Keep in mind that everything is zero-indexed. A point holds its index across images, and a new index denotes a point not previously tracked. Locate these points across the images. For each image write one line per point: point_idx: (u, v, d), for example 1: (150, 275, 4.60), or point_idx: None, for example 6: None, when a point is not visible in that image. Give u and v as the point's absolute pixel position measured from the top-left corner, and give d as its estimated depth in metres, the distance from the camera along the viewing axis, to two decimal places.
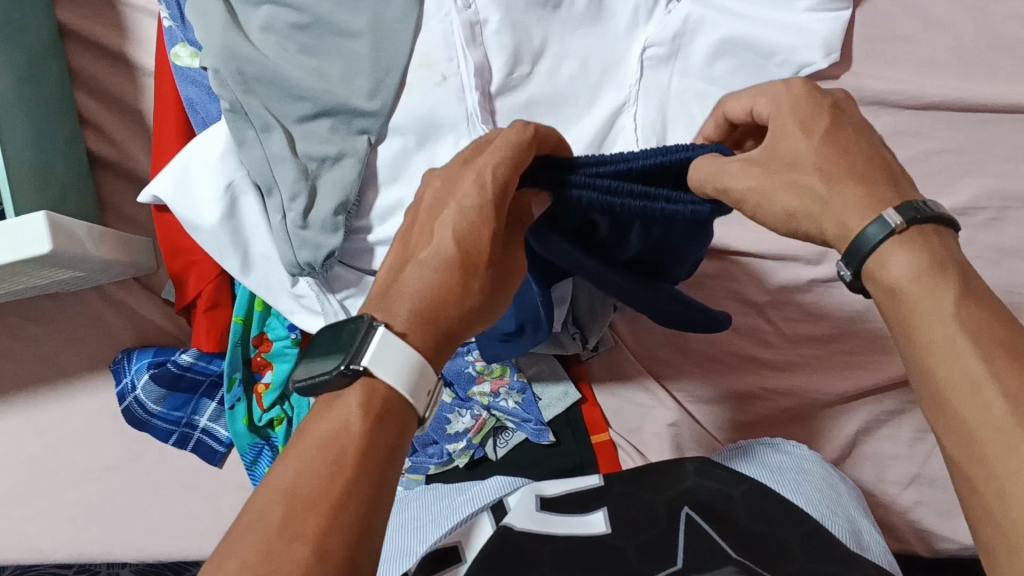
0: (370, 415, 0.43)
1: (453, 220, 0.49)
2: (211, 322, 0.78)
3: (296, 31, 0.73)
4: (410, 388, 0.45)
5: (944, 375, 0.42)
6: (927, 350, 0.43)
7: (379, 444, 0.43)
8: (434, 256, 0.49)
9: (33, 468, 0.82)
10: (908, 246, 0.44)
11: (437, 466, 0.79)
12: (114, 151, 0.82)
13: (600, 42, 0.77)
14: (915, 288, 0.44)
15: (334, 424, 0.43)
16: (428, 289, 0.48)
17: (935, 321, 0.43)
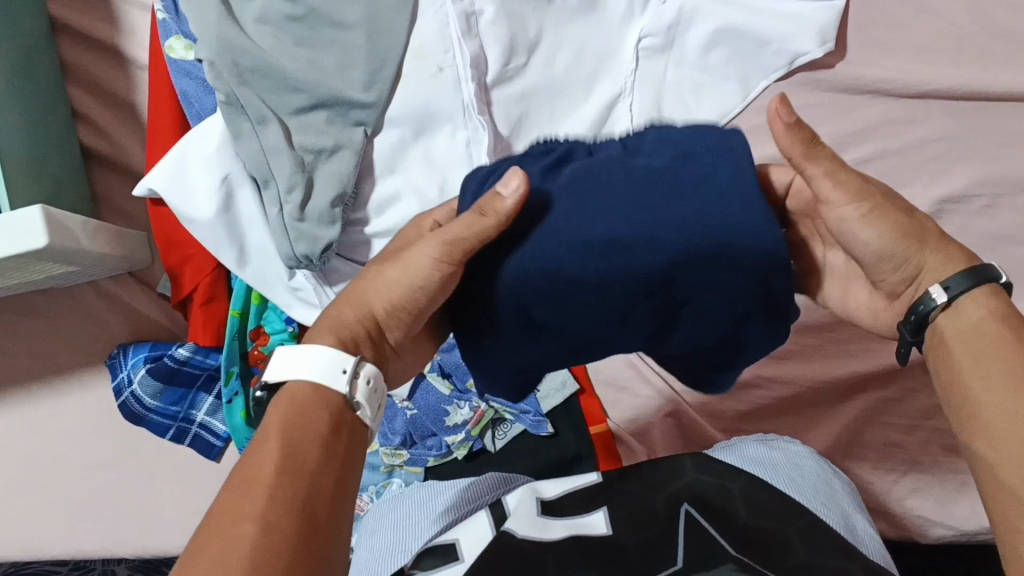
0: (287, 407, 0.44)
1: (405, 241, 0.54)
2: (208, 316, 0.77)
3: (290, 22, 0.72)
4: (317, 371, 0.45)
5: (994, 411, 0.43)
6: (984, 395, 0.44)
7: (307, 427, 0.43)
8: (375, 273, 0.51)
9: (28, 465, 0.82)
10: (985, 295, 0.46)
11: (435, 458, 0.79)
12: (107, 145, 0.81)
13: (595, 32, 0.78)
14: (997, 326, 0.45)
15: (259, 430, 0.44)
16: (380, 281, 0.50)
17: (1002, 361, 0.44)
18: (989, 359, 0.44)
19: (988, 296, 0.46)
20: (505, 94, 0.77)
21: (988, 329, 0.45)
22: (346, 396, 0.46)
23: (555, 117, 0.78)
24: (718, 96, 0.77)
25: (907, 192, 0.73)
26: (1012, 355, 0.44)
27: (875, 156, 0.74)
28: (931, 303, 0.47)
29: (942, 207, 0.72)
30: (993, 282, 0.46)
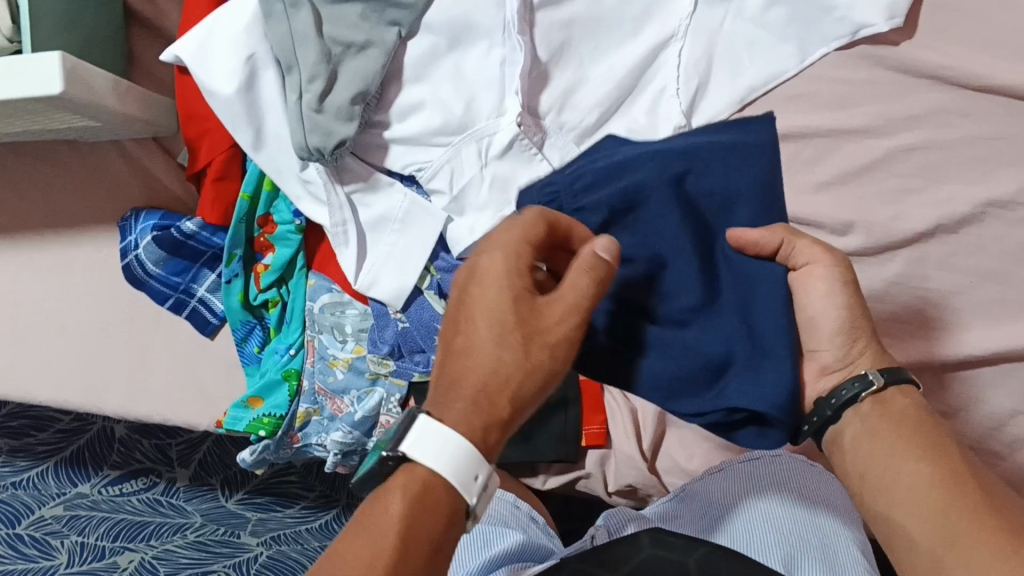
0: (410, 498, 0.45)
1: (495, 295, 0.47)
2: (218, 194, 0.76)
3: None
4: (454, 472, 0.46)
5: (905, 486, 0.53)
6: (891, 472, 0.54)
7: (420, 535, 0.45)
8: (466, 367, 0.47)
9: (31, 310, 0.83)
10: (897, 397, 0.56)
11: (421, 374, 0.77)
12: (148, 5, 0.79)
13: None
14: (895, 421, 0.55)
15: (382, 509, 0.45)
16: (478, 370, 0.47)
17: (904, 444, 0.54)
18: (882, 432, 0.55)
19: (898, 397, 0.56)
20: (550, 18, 0.75)
21: (883, 407, 0.56)
22: (468, 501, 0.46)
23: (595, 50, 0.76)
24: (771, 56, 0.75)
25: (949, 188, 0.71)
26: (917, 438, 0.54)
27: (923, 146, 0.72)
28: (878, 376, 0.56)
29: (985, 209, 0.70)
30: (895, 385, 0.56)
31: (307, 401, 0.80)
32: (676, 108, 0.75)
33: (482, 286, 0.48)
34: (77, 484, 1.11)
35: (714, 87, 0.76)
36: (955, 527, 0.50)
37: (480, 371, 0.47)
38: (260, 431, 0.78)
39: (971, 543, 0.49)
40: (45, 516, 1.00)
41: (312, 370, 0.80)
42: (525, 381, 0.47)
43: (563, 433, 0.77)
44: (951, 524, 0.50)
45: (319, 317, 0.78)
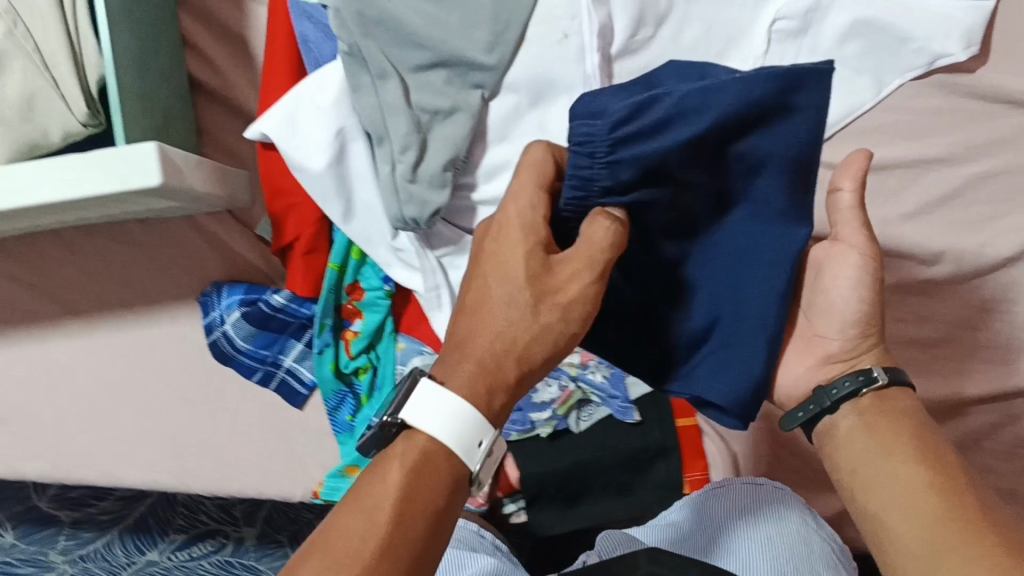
0: (407, 469, 0.47)
1: (512, 257, 0.50)
2: (308, 266, 0.75)
3: None
4: (456, 441, 0.48)
5: (896, 495, 0.55)
6: (885, 476, 0.56)
7: (415, 504, 0.47)
8: (489, 331, 0.49)
9: (114, 391, 0.82)
10: (892, 398, 0.59)
11: (519, 433, 0.78)
12: (215, 78, 0.78)
13: (727, 8, 0.74)
14: (889, 422, 0.57)
15: (379, 482, 0.47)
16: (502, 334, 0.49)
17: (897, 450, 0.56)
18: (881, 430, 0.57)
19: (900, 397, 0.59)
20: (628, 66, 0.75)
21: (881, 408, 0.58)
22: (469, 468, 0.49)
23: None
24: (848, 92, 0.75)
25: None
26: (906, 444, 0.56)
27: (1003, 170, 0.73)
28: (882, 375, 0.58)
29: None
30: (893, 384, 0.59)
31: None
32: None
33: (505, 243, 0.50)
34: (145, 552, 1.10)
35: None
36: (949, 535, 0.52)
37: (505, 332, 0.49)
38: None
39: (960, 558, 0.50)
40: None
41: None
42: (536, 346, 0.50)
43: (666, 483, 0.78)
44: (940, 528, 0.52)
45: None
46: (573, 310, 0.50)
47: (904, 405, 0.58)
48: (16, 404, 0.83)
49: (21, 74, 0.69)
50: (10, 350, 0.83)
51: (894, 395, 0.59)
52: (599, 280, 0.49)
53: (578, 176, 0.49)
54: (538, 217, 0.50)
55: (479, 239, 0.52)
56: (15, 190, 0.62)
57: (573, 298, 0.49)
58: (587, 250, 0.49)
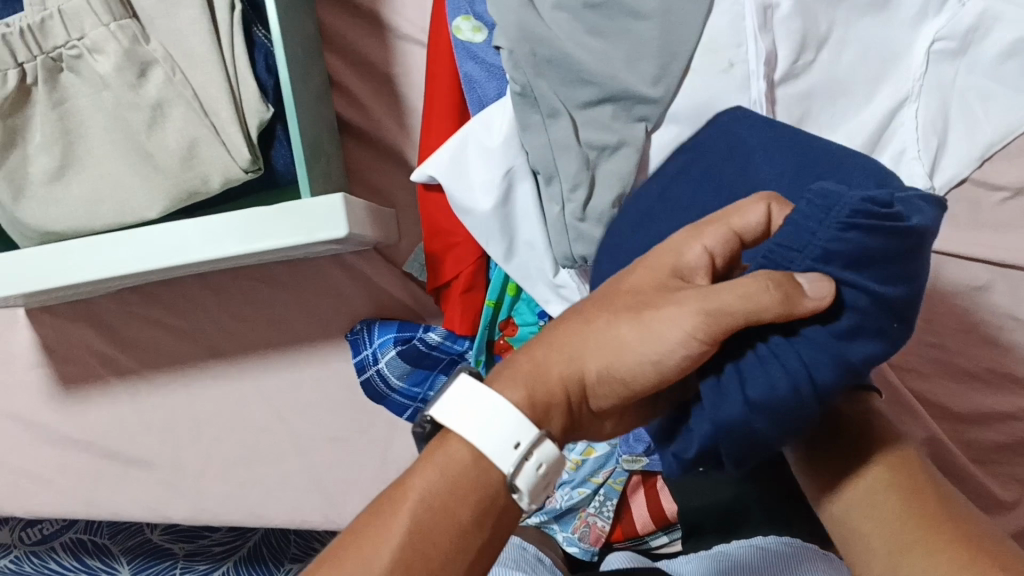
0: (436, 471, 0.43)
1: (640, 271, 0.46)
2: (465, 306, 0.74)
3: (588, 10, 0.68)
4: (489, 448, 0.43)
5: (867, 519, 0.47)
6: (833, 484, 0.49)
7: (442, 519, 0.42)
8: (576, 346, 0.46)
9: (259, 432, 0.82)
10: (874, 396, 0.53)
11: (677, 465, 0.77)
12: (363, 116, 0.77)
13: (885, 30, 0.74)
14: (841, 419, 0.51)
15: (410, 490, 0.43)
16: (610, 358, 0.45)
17: (842, 449, 0.49)
18: (838, 435, 0.51)
19: (871, 393, 0.52)
20: (790, 92, 0.74)
21: (853, 421, 0.50)
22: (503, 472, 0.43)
23: (832, 119, 0.75)
24: (1008, 113, 0.74)
25: None
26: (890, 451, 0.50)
27: None
28: None
29: None
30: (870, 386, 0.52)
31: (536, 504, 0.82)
32: (919, 171, 0.75)
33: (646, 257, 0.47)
34: None
35: (952, 142, 0.75)
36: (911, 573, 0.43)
37: (605, 350, 0.45)
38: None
39: (926, 552, 0.43)
40: None
41: None
42: (619, 367, 0.45)
43: None
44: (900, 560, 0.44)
45: None
46: (667, 338, 0.43)
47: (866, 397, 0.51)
48: (161, 449, 0.82)
49: (182, 122, 0.69)
50: (155, 398, 0.82)
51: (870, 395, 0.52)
52: (701, 316, 0.41)
53: (802, 242, 0.41)
54: (701, 228, 0.45)
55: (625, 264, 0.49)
56: (198, 244, 0.61)
57: (663, 323, 0.43)
58: (749, 284, 0.40)
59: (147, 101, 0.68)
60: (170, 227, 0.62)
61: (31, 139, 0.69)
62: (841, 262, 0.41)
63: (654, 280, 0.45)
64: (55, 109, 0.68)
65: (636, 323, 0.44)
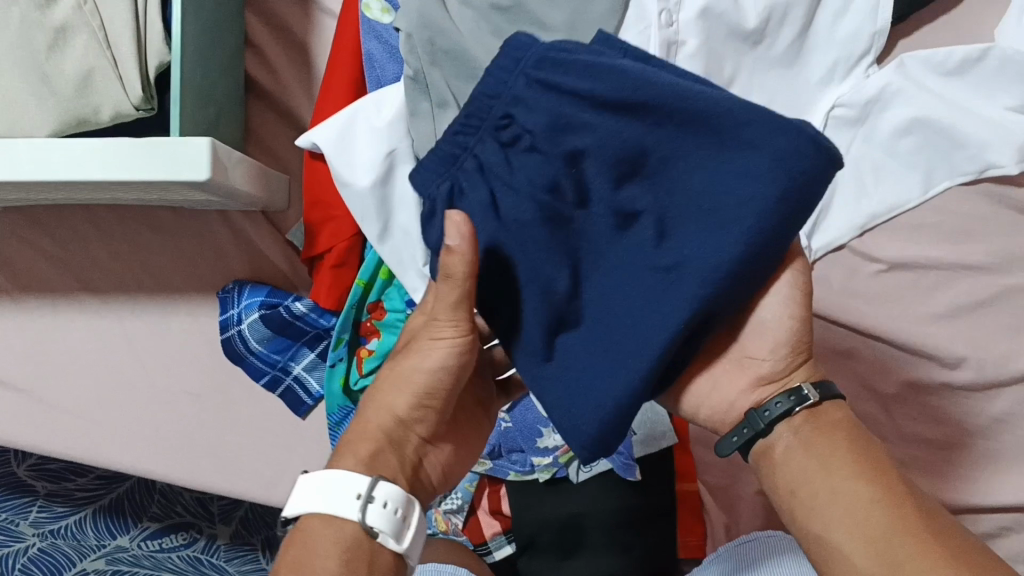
0: (299, 542, 0.51)
1: (408, 356, 0.56)
2: (335, 279, 0.74)
3: (494, 12, 0.69)
4: (335, 510, 0.51)
5: (838, 518, 0.49)
6: (813, 496, 0.51)
7: (312, 566, 0.50)
8: (396, 379, 0.57)
9: (118, 373, 0.81)
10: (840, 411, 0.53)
11: (517, 474, 0.76)
12: (272, 80, 0.78)
13: (789, 88, 0.76)
14: (824, 435, 0.52)
15: (281, 563, 0.51)
16: (417, 377, 0.56)
17: (822, 462, 0.51)
18: (821, 444, 0.52)
19: (836, 408, 0.53)
20: None
21: (821, 422, 0.53)
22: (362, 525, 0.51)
23: None
24: (896, 186, 0.75)
25: None
26: (861, 458, 0.51)
27: None
28: (812, 390, 0.53)
29: None
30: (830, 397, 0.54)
31: None
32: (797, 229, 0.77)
33: (402, 358, 0.58)
34: (116, 536, 1.07)
35: (833, 209, 0.78)
36: (875, 550, 0.48)
37: (390, 386, 0.57)
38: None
39: (912, 557, 0.46)
40: (87, 571, 0.97)
41: None
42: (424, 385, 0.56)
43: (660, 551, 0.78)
44: (881, 552, 0.47)
45: None
46: (440, 338, 0.55)
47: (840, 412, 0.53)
48: (21, 373, 0.82)
49: (82, 50, 0.70)
50: (23, 321, 0.82)
51: (832, 409, 0.53)
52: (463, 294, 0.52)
53: (498, 90, 0.50)
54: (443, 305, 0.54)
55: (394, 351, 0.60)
56: (57, 163, 0.61)
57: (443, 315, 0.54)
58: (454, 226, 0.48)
59: (51, 24, 0.69)
60: (33, 143, 0.61)
61: None
62: (572, 111, 0.48)
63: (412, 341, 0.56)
64: None
65: (436, 350, 0.55)
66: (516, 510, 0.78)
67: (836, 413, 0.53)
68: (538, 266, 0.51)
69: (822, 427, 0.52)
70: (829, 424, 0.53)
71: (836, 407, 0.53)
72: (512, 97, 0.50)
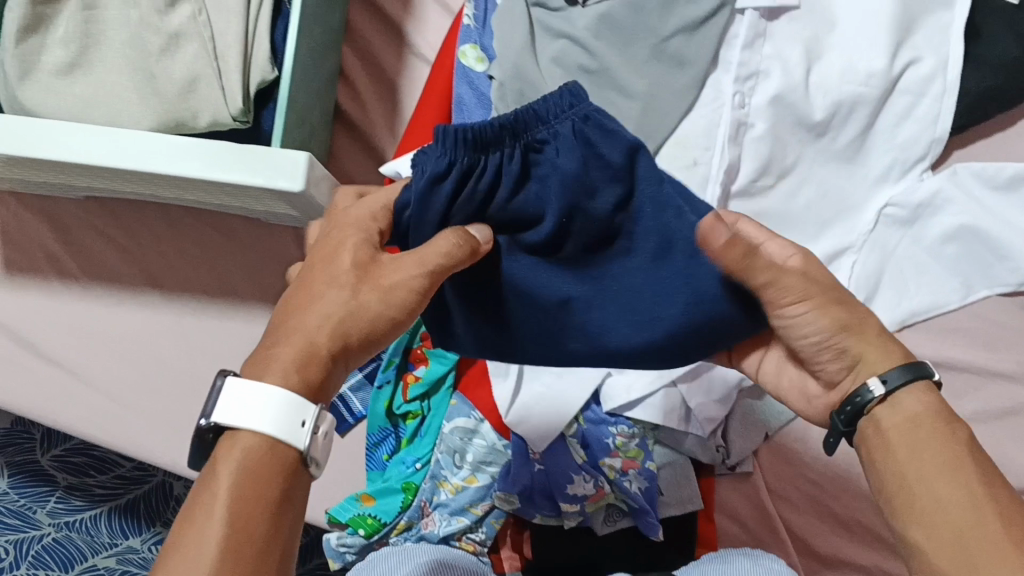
0: (239, 462, 0.46)
1: (344, 258, 0.52)
2: None
3: (583, 73, 0.73)
4: (264, 427, 0.47)
5: (924, 514, 0.48)
6: (901, 490, 0.50)
7: (262, 490, 0.46)
8: (321, 296, 0.51)
9: (163, 367, 0.83)
10: (928, 394, 0.52)
11: (543, 515, 0.79)
12: (360, 111, 0.83)
13: (844, 181, 0.80)
14: (909, 427, 0.51)
15: (211, 481, 0.46)
16: (342, 306, 0.51)
17: (909, 455, 0.50)
18: (907, 438, 0.51)
19: (919, 393, 0.52)
20: (744, 207, 0.79)
21: (906, 414, 0.51)
22: (297, 447, 0.47)
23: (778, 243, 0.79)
24: (936, 288, 0.79)
25: None
26: (952, 452, 0.49)
27: None
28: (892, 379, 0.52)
29: None
30: (917, 381, 0.52)
31: (411, 515, 0.80)
32: None
33: (332, 261, 0.53)
34: (128, 537, 1.09)
35: (878, 304, 0.80)
36: (960, 549, 0.46)
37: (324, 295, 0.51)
38: (360, 528, 0.79)
39: (990, 558, 0.45)
40: (99, 565, 0.99)
41: (427, 488, 0.80)
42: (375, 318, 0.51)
43: None
44: (963, 552, 0.46)
45: (448, 438, 0.79)
46: (395, 282, 0.51)
47: (929, 398, 0.52)
48: (66, 354, 0.83)
49: (192, 57, 0.74)
50: (82, 304, 0.84)
51: (919, 395, 0.52)
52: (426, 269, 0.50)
53: (562, 111, 0.49)
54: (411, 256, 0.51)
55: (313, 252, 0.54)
56: (160, 152, 0.65)
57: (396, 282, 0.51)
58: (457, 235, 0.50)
59: (167, 29, 0.74)
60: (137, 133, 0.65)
61: (53, 32, 0.75)
62: (568, 169, 0.49)
63: (354, 259, 0.52)
64: (83, 11, 0.75)
65: (371, 284, 0.51)
66: (533, 549, 0.82)
67: (926, 398, 0.52)
68: (526, 300, 0.56)
69: (909, 415, 0.51)
70: (911, 414, 0.51)
71: (921, 393, 0.52)
72: (513, 144, 0.49)
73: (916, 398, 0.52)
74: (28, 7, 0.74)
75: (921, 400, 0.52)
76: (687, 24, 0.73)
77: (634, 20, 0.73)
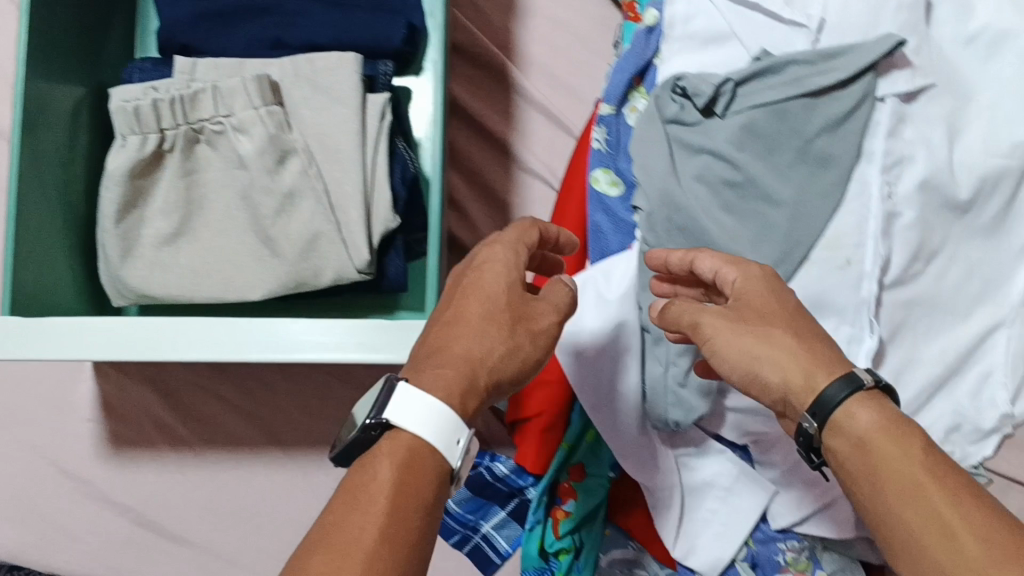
0: (400, 470, 0.45)
1: (497, 282, 0.53)
2: (541, 442, 0.74)
3: (726, 186, 0.69)
4: (434, 435, 0.47)
5: (917, 529, 0.46)
6: (898, 511, 0.47)
7: (415, 495, 0.45)
8: (468, 349, 0.51)
9: (298, 530, 0.81)
10: (869, 404, 0.49)
11: None
12: (472, 236, 0.79)
13: (991, 256, 0.74)
14: (884, 437, 0.48)
15: (382, 483, 0.45)
16: (485, 344, 0.51)
17: (901, 465, 0.47)
18: (887, 445, 0.48)
19: (868, 405, 0.49)
20: (895, 298, 0.70)
21: (846, 418, 0.50)
22: (449, 463, 0.47)
23: (929, 332, 0.72)
24: None
25: None
26: (912, 459, 0.47)
27: None
28: (836, 395, 0.50)
29: None
30: (867, 388, 0.50)
31: None
32: (1004, 395, 0.74)
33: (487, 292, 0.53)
34: None
35: None
36: (974, 555, 0.44)
37: (489, 335, 0.52)
38: None
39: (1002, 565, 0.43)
40: None
41: None
42: (507, 360, 0.52)
43: None
44: (952, 536, 0.45)
45: None
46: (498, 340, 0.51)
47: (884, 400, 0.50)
48: (201, 530, 0.81)
49: (308, 216, 0.70)
50: (205, 474, 0.81)
51: (870, 394, 0.50)
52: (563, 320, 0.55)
53: None
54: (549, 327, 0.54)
55: (456, 273, 0.55)
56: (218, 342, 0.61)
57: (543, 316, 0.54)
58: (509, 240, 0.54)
59: (279, 188, 0.69)
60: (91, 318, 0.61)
61: (151, 205, 0.71)
62: None
63: (509, 295, 0.53)
64: (184, 178, 0.71)
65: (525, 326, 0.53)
66: None
67: (890, 414, 0.49)
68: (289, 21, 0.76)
69: (883, 419, 0.49)
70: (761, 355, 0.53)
71: (868, 398, 0.50)
72: None
73: (778, 353, 0.52)
74: (127, 183, 0.69)
75: (883, 412, 0.49)
76: (831, 121, 0.68)
77: (777, 127, 0.68)
